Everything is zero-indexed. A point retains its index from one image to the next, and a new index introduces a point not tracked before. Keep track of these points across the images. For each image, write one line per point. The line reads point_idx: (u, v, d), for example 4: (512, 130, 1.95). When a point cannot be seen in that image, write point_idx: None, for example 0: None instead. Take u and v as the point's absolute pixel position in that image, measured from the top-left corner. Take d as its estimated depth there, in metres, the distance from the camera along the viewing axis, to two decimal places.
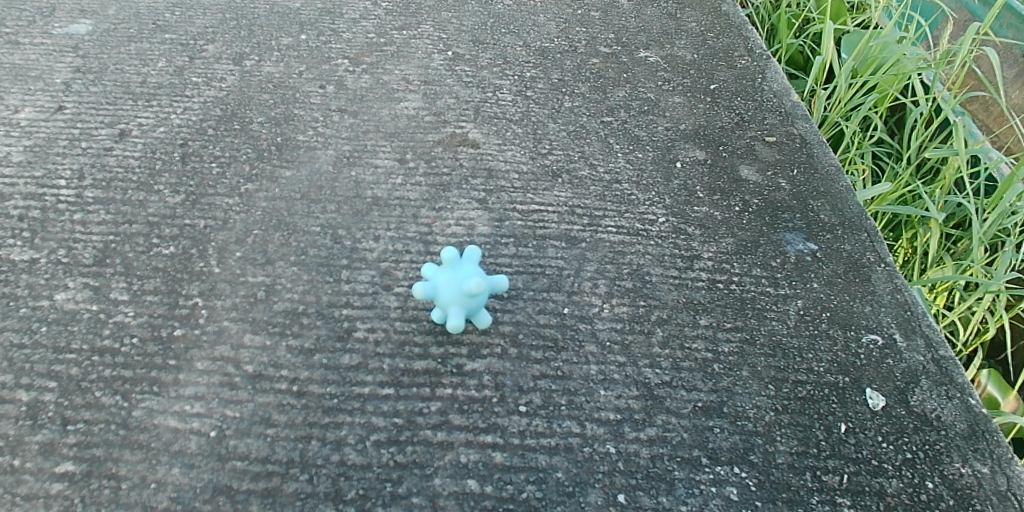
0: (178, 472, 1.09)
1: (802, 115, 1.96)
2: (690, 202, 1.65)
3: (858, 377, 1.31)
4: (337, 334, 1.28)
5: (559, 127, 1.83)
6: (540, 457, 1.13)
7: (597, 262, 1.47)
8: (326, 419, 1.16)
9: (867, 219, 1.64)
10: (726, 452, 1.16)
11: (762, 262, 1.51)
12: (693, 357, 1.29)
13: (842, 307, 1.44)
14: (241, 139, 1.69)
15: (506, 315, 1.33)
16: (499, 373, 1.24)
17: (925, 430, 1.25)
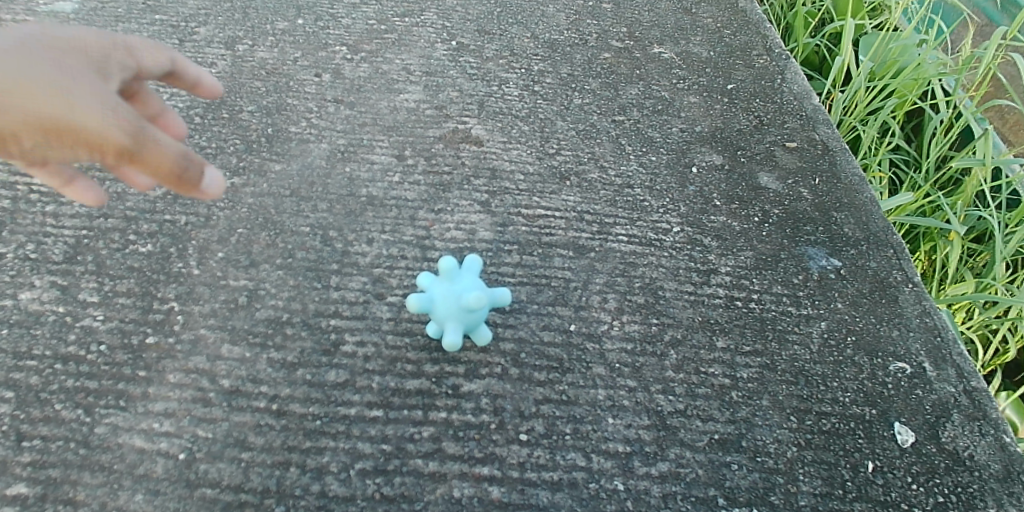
0: (142, 499, 0.99)
1: (824, 120, 1.85)
2: (706, 210, 1.55)
3: (885, 409, 1.20)
4: (324, 347, 1.18)
5: (568, 125, 1.72)
6: (541, 494, 1.03)
7: (606, 274, 1.36)
8: (307, 443, 1.06)
9: (893, 234, 1.53)
10: (745, 491, 1.06)
11: (783, 279, 1.41)
12: (710, 383, 1.19)
13: (867, 330, 1.33)
14: (229, 129, 1.58)
15: (508, 331, 1.23)
16: (499, 395, 1.13)
17: (957, 471, 1.13)
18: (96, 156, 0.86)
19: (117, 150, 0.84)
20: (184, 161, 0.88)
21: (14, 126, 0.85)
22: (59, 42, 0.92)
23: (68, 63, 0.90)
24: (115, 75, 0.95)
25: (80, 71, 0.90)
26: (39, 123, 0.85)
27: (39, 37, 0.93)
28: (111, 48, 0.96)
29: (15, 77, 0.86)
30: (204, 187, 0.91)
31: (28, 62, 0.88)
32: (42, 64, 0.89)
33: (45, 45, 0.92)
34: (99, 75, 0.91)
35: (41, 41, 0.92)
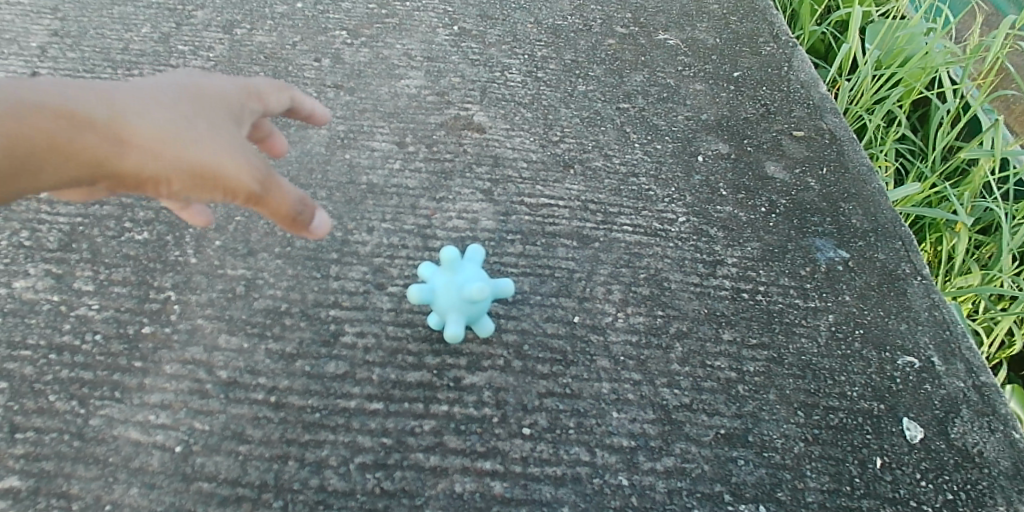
0: (138, 493, 0.97)
1: (831, 109, 1.82)
2: (712, 200, 1.52)
3: (894, 404, 1.17)
4: (323, 338, 1.15)
5: (572, 112, 1.69)
6: (545, 489, 1.01)
7: (611, 265, 1.34)
8: (306, 436, 1.04)
9: (901, 225, 1.50)
10: (751, 487, 1.04)
11: (790, 271, 1.38)
12: (716, 377, 1.17)
13: (876, 323, 1.30)
14: None
15: (511, 323, 1.20)
16: (501, 388, 1.11)
17: (966, 467, 1.11)
18: (233, 199, 0.85)
19: (249, 195, 0.85)
20: (300, 205, 0.89)
21: (159, 173, 0.83)
22: (190, 87, 0.90)
23: (203, 107, 0.88)
24: (244, 118, 0.93)
25: (215, 116, 0.89)
26: (185, 169, 0.83)
27: (164, 82, 0.90)
28: (238, 89, 0.94)
29: (158, 122, 0.84)
30: (314, 230, 0.92)
31: (165, 106, 0.86)
32: (180, 109, 0.86)
33: (174, 89, 0.89)
34: (229, 117, 0.90)
35: (166, 86, 0.89)
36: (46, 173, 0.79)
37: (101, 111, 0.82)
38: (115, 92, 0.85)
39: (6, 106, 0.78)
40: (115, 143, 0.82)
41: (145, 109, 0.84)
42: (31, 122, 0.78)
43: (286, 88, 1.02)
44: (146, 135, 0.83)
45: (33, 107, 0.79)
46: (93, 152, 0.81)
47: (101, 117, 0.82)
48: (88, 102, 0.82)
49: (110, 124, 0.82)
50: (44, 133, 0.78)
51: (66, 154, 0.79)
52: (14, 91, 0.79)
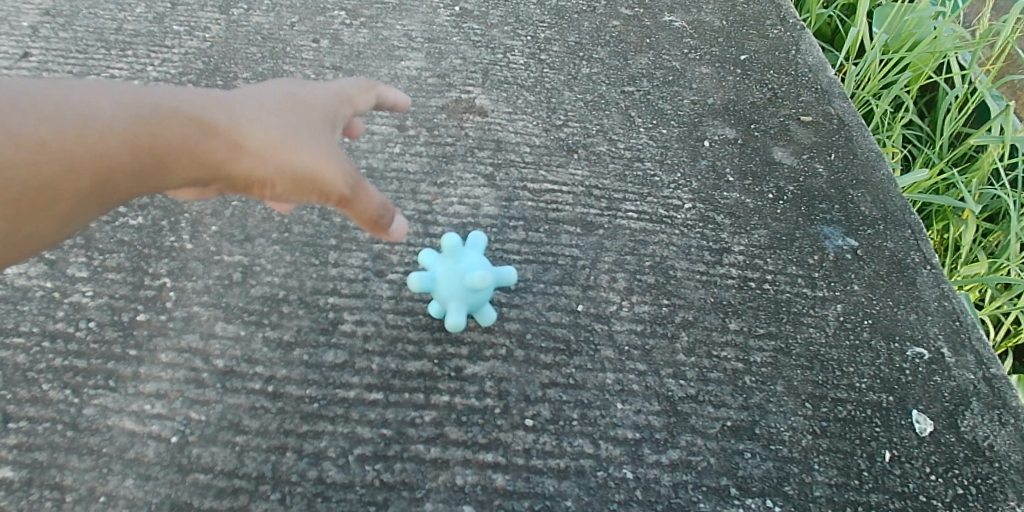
0: (133, 485, 0.95)
1: (840, 94, 1.78)
2: (719, 186, 1.49)
3: (903, 396, 1.15)
4: (321, 327, 1.13)
5: (576, 95, 1.65)
6: (547, 482, 0.99)
7: (615, 252, 1.31)
8: (305, 427, 1.02)
9: (911, 213, 1.47)
10: (758, 481, 1.02)
11: (798, 260, 1.36)
12: (722, 368, 1.15)
13: (884, 313, 1.28)
14: None
15: (513, 312, 1.18)
16: (504, 379, 1.09)
17: (977, 461, 1.09)
18: (326, 202, 0.87)
19: (340, 198, 0.86)
20: (382, 209, 0.90)
21: (268, 176, 0.84)
22: (289, 94, 0.91)
23: (303, 114, 0.89)
24: (338, 123, 0.94)
25: (316, 122, 0.90)
26: (288, 174, 0.84)
27: (263, 89, 0.91)
28: (334, 95, 0.95)
29: (267, 127, 0.85)
30: (392, 232, 0.93)
31: (272, 112, 0.87)
32: (285, 114, 0.87)
33: (274, 95, 0.90)
34: (325, 124, 0.91)
35: (267, 92, 0.90)
36: (171, 174, 0.80)
37: (218, 117, 0.82)
38: (225, 98, 0.86)
39: (140, 108, 0.78)
40: (230, 146, 0.82)
41: (255, 114, 0.85)
42: (161, 124, 0.78)
43: (371, 90, 1.01)
44: (258, 139, 0.83)
45: (160, 109, 0.79)
46: (213, 155, 0.81)
47: (218, 122, 0.82)
48: (205, 106, 0.83)
49: (225, 129, 0.82)
50: (174, 135, 0.79)
51: (190, 155, 0.80)
52: (139, 94, 0.79)
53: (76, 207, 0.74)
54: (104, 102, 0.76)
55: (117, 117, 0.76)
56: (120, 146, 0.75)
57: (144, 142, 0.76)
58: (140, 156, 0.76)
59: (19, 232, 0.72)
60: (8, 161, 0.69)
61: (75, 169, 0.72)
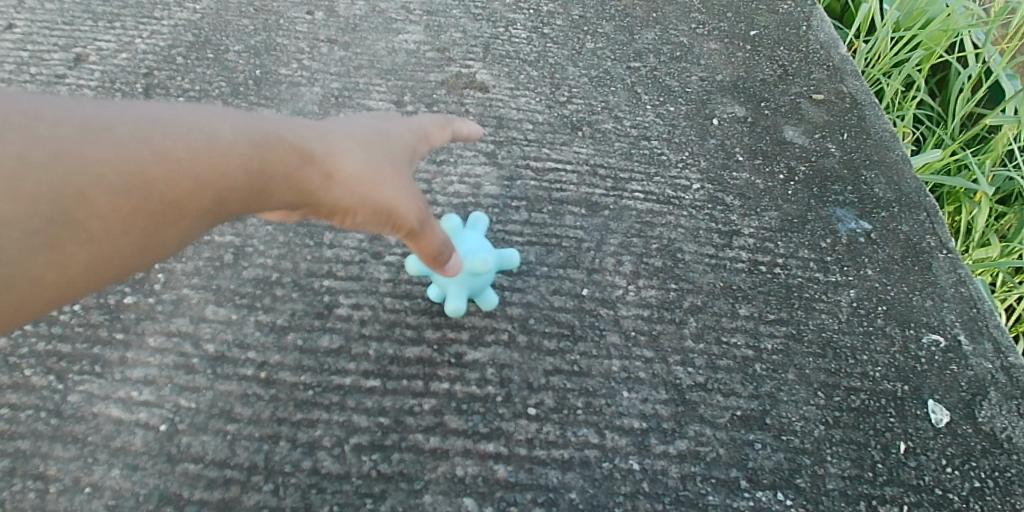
0: (119, 475, 0.91)
1: (852, 71, 1.72)
2: (728, 166, 1.44)
3: (919, 386, 1.11)
4: (316, 310, 1.09)
5: (580, 71, 1.60)
6: (551, 474, 0.95)
7: (621, 234, 1.27)
8: (299, 415, 0.98)
9: (926, 196, 1.42)
10: (769, 473, 0.98)
11: (810, 243, 1.31)
12: (732, 355, 1.10)
13: (899, 299, 1.24)
14: (215, 70, 1.48)
15: (516, 296, 1.14)
16: (506, 366, 1.05)
17: (995, 453, 1.05)
18: (397, 232, 0.84)
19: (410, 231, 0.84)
20: (444, 247, 0.89)
21: (354, 207, 0.80)
22: (374, 127, 0.86)
23: (386, 146, 0.85)
24: (415, 157, 0.90)
25: (400, 156, 0.86)
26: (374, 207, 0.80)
27: (346, 120, 0.87)
28: (417, 128, 0.91)
29: (357, 157, 0.80)
30: (449, 269, 0.92)
31: (362, 143, 0.82)
32: (372, 146, 0.83)
33: (358, 125, 0.86)
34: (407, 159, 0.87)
35: (356, 122, 0.86)
36: (270, 199, 0.75)
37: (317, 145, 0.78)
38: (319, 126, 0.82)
39: (254, 131, 0.73)
40: (324, 176, 0.78)
41: (347, 144, 0.81)
42: (270, 150, 0.73)
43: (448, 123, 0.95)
44: (349, 170, 0.79)
45: (265, 134, 0.74)
46: (309, 184, 0.77)
47: (317, 150, 0.78)
48: (302, 133, 0.78)
49: (323, 157, 0.78)
50: (280, 161, 0.73)
51: (291, 182, 0.75)
52: (243, 119, 0.73)
53: (186, 231, 0.68)
54: (217, 123, 0.70)
55: (238, 140, 0.70)
56: (238, 171, 0.70)
57: (258, 167, 0.71)
58: (251, 182, 0.71)
59: (132, 258, 0.65)
60: (156, 175, 0.63)
61: (197, 192, 0.67)
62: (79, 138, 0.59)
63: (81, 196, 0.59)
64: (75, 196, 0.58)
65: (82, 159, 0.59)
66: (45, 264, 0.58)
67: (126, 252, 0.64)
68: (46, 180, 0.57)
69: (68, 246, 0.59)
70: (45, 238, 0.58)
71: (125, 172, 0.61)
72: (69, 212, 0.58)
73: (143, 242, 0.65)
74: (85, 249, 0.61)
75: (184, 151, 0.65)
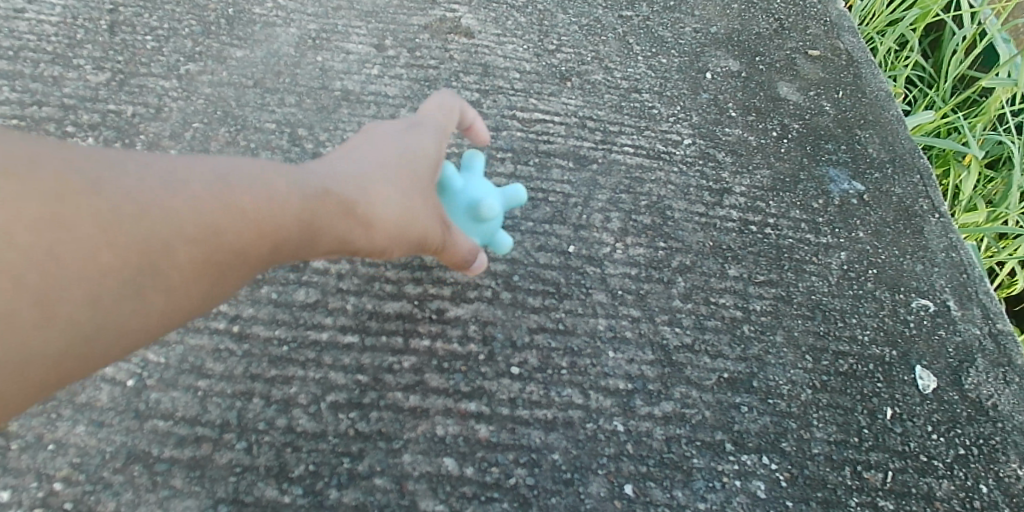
0: (84, 431, 0.87)
1: (850, 27, 1.67)
2: (721, 122, 1.40)
3: (907, 351, 1.10)
4: (291, 263, 1.04)
5: (571, 18, 1.53)
6: (534, 434, 0.92)
7: (610, 190, 1.22)
8: (273, 371, 0.94)
9: (921, 157, 1.39)
10: (754, 437, 0.96)
11: (802, 203, 1.28)
12: (719, 315, 1.08)
13: (890, 262, 1.22)
14: (185, 8, 1.40)
15: (500, 251, 1.10)
16: (488, 323, 1.02)
17: (979, 420, 1.05)
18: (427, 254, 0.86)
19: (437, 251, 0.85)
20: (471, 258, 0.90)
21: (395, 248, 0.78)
22: (411, 146, 0.82)
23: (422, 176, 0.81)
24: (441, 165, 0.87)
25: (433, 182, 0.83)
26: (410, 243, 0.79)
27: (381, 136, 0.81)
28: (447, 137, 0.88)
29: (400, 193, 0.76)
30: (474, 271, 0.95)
31: (402, 176, 0.78)
32: (410, 180, 0.79)
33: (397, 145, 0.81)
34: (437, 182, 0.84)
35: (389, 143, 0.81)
36: (325, 244, 0.70)
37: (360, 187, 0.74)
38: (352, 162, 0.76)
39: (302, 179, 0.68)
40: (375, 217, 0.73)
41: (389, 177, 0.76)
42: (323, 197, 0.69)
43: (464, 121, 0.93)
44: (393, 210, 0.75)
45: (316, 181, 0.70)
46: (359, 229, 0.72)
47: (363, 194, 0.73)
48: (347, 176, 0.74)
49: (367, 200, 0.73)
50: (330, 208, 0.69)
51: (344, 226, 0.71)
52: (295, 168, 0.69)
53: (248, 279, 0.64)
54: (271, 171, 0.66)
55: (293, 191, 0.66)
56: (296, 220, 0.65)
57: (314, 213, 0.67)
58: (309, 230, 0.67)
59: (192, 312, 0.60)
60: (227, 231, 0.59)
61: (258, 240, 0.62)
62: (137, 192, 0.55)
63: (144, 248, 0.55)
64: (139, 252, 0.55)
65: (144, 213, 0.55)
66: (112, 327, 0.54)
67: (185, 307, 0.59)
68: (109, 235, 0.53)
69: (129, 303, 0.55)
70: (108, 297, 0.53)
71: (186, 221, 0.57)
72: (132, 268, 0.55)
73: (205, 296, 0.60)
74: (146, 306, 0.56)
75: (246, 200, 0.61)
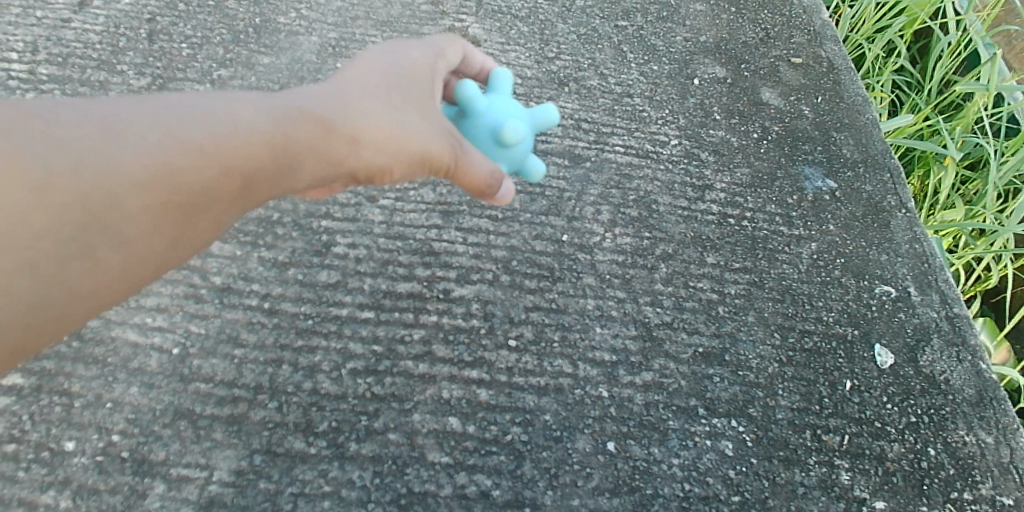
0: (137, 392, 1.00)
1: (832, 37, 1.79)
2: (706, 124, 1.52)
3: (868, 330, 1.22)
4: (315, 249, 1.17)
5: (570, 28, 1.66)
6: (528, 398, 1.05)
7: (601, 186, 1.35)
8: (299, 342, 1.07)
9: (891, 157, 1.51)
10: (724, 403, 1.08)
11: (778, 198, 1.40)
12: (697, 298, 1.20)
13: (857, 253, 1.34)
14: (216, 18, 1.53)
15: (500, 239, 1.23)
16: (489, 301, 1.14)
17: (931, 393, 1.16)
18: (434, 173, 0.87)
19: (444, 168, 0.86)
20: (491, 179, 0.89)
21: (390, 164, 0.81)
22: (389, 67, 0.86)
23: (407, 95, 0.84)
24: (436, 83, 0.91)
25: (416, 95, 0.85)
26: (404, 159, 0.82)
27: (362, 63, 0.86)
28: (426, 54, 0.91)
29: (376, 115, 0.80)
30: (501, 198, 0.92)
31: (376, 99, 0.81)
32: (389, 102, 0.82)
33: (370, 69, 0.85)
34: (422, 96, 0.86)
35: (368, 68, 0.85)
36: (301, 176, 0.75)
37: (335, 111, 0.78)
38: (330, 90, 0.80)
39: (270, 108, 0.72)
40: (349, 142, 0.78)
41: (367, 101, 0.80)
42: (294, 125, 0.73)
43: (457, 41, 0.97)
44: (372, 130, 0.79)
45: (283, 112, 0.73)
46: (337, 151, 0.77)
47: (336, 117, 0.77)
48: (320, 101, 0.78)
49: (341, 122, 0.77)
50: (299, 133, 0.73)
51: (322, 150, 0.75)
52: (259, 99, 0.72)
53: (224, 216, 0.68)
54: (228, 107, 0.69)
55: (257, 121, 0.70)
56: (261, 148, 0.69)
57: (280, 145, 0.71)
58: (276, 158, 0.71)
59: (167, 254, 0.65)
60: (184, 170, 0.63)
61: (221, 178, 0.66)
62: (84, 144, 0.58)
63: (94, 201, 0.58)
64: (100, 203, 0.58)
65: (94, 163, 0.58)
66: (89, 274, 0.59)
67: (151, 259, 0.64)
68: (56, 198, 0.56)
69: (84, 261, 0.59)
70: (70, 247, 0.57)
71: (138, 168, 0.60)
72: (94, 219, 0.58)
73: (175, 235, 0.64)
74: (113, 257, 0.60)
75: (200, 140, 0.64)
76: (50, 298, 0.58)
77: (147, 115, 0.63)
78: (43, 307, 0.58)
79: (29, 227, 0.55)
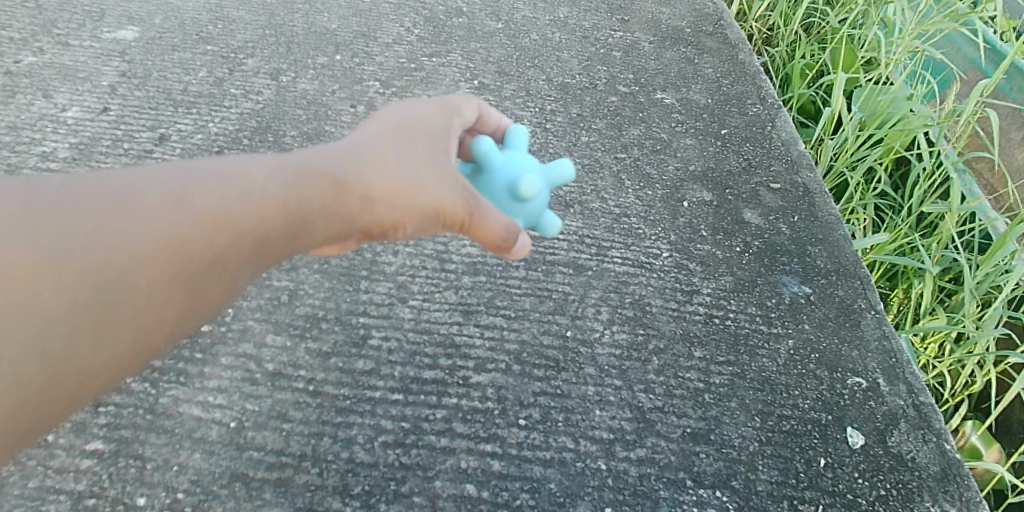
0: (200, 457, 1.17)
1: (807, 165, 2.04)
2: (693, 240, 1.74)
3: (841, 416, 1.37)
4: (353, 340, 1.37)
5: (575, 160, 1.93)
6: (536, 468, 1.20)
7: (601, 290, 1.55)
8: (338, 418, 1.24)
9: (861, 267, 1.71)
10: (709, 476, 1.23)
11: (758, 301, 1.59)
12: (686, 386, 1.37)
13: (829, 349, 1.50)
14: (274, 151, 1.83)
15: (512, 334, 1.42)
16: (501, 387, 1.32)
17: (899, 469, 1.30)
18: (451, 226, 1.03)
19: (461, 222, 1.02)
20: (507, 233, 1.04)
21: (401, 219, 0.98)
22: (402, 126, 1.04)
23: (418, 151, 1.02)
24: (450, 136, 1.08)
25: (427, 153, 1.02)
26: (415, 214, 0.98)
27: (376, 127, 1.04)
28: (433, 115, 1.08)
29: (388, 176, 0.97)
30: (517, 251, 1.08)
31: (385, 162, 0.98)
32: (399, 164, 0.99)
33: (384, 130, 1.03)
34: (435, 154, 1.03)
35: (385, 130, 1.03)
36: (317, 228, 0.91)
37: (348, 174, 0.95)
38: (348, 153, 0.98)
39: (287, 174, 0.90)
40: (360, 198, 0.95)
41: (380, 163, 0.98)
42: (307, 188, 0.90)
43: (473, 101, 1.16)
44: (383, 190, 0.96)
45: (298, 177, 0.90)
46: (346, 208, 0.94)
47: (349, 179, 0.94)
48: (334, 163, 0.95)
49: (355, 182, 0.95)
50: (310, 193, 0.90)
51: (332, 209, 0.93)
52: (274, 166, 0.89)
53: (238, 268, 0.83)
54: (242, 175, 0.86)
55: (268, 189, 0.86)
56: (268, 208, 0.85)
57: (293, 207, 0.88)
58: (281, 219, 0.87)
59: (190, 303, 0.79)
60: (194, 232, 0.78)
61: (232, 234, 0.81)
62: (100, 221, 0.73)
63: (113, 263, 0.72)
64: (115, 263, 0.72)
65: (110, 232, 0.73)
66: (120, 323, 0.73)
67: (171, 307, 0.77)
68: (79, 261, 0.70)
69: (115, 312, 0.73)
70: (99, 301, 0.71)
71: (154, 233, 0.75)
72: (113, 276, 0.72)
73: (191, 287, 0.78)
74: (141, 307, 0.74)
75: (214, 207, 0.80)
76: (84, 348, 0.71)
77: (164, 189, 0.79)
78: (82, 356, 0.70)
79: (59, 289, 0.69)
